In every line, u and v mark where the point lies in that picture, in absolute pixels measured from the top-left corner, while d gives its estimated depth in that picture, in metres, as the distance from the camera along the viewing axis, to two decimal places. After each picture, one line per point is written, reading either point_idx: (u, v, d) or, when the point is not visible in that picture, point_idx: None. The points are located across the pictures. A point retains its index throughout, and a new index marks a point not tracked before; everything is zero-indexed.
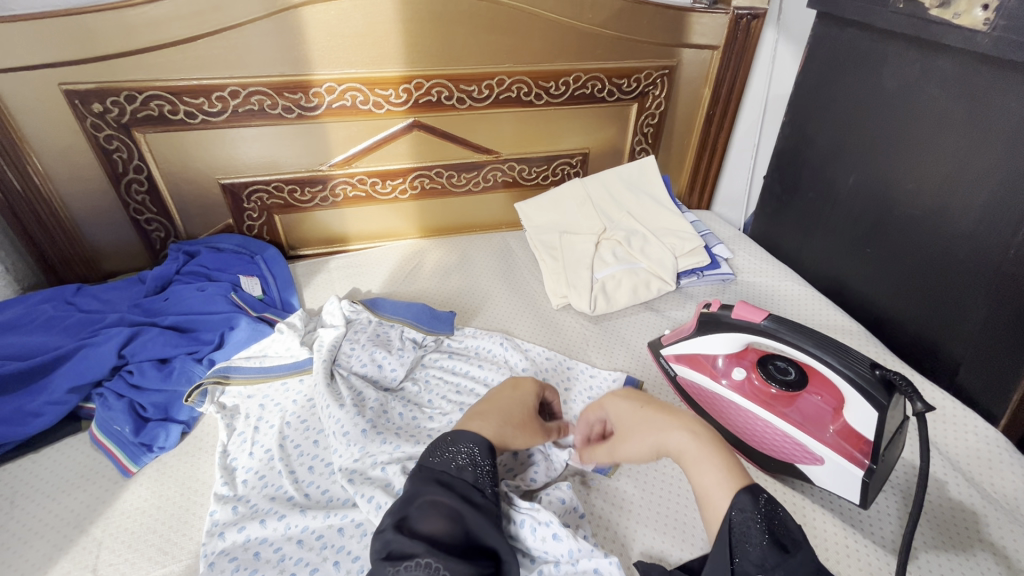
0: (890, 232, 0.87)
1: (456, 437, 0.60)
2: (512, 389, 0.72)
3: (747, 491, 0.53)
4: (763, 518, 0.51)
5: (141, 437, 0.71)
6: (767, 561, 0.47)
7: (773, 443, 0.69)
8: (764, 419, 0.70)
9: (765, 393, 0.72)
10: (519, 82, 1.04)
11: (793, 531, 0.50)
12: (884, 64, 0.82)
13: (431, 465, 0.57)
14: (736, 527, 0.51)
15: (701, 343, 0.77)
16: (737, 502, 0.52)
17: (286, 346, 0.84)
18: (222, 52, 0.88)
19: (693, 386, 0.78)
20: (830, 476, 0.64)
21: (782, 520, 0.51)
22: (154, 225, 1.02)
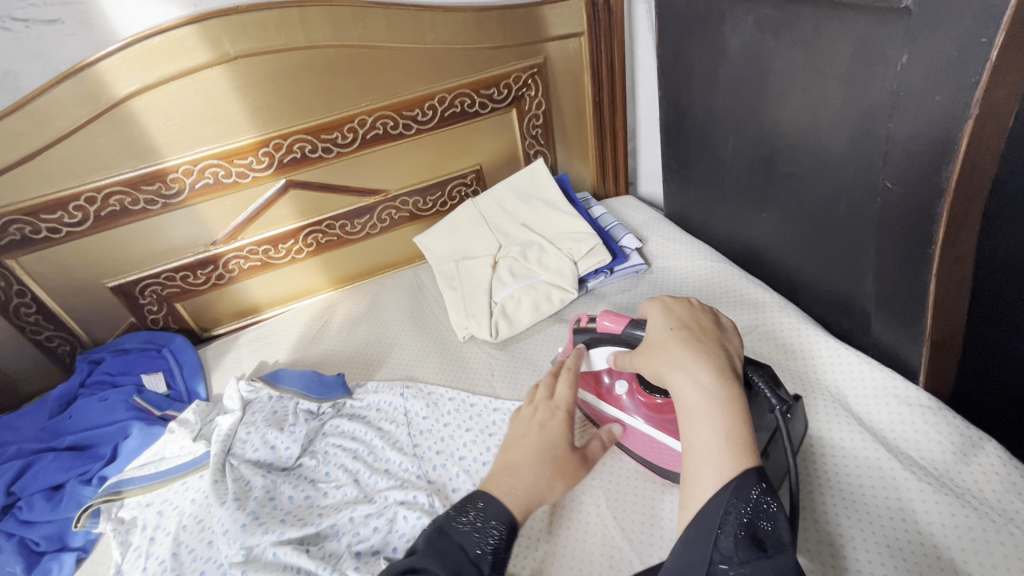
0: (778, 193, 0.80)
1: (489, 508, 0.53)
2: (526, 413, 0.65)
3: (750, 471, 0.45)
4: (751, 510, 0.44)
5: (34, 573, 0.70)
6: (739, 556, 0.42)
7: (666, 459, 0.66)
8: (651, 435, 0.67)
9: (648, 404, 0.68)
10: (382, 118, 1.01)
11: (782, 530, 0.44)
12: (722, 21, 0.76)
13: (451, 533, 0.51)
14: (718, 518, 0.44)
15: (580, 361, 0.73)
16: (739, 483, 0.45)
17: (180, 445, 0.82)
18: (65, 163, 0.87)
19: (588, 408, 0.75)
20: None
21: (773, 515, 0.44)
22: (56, 340, 1.02)
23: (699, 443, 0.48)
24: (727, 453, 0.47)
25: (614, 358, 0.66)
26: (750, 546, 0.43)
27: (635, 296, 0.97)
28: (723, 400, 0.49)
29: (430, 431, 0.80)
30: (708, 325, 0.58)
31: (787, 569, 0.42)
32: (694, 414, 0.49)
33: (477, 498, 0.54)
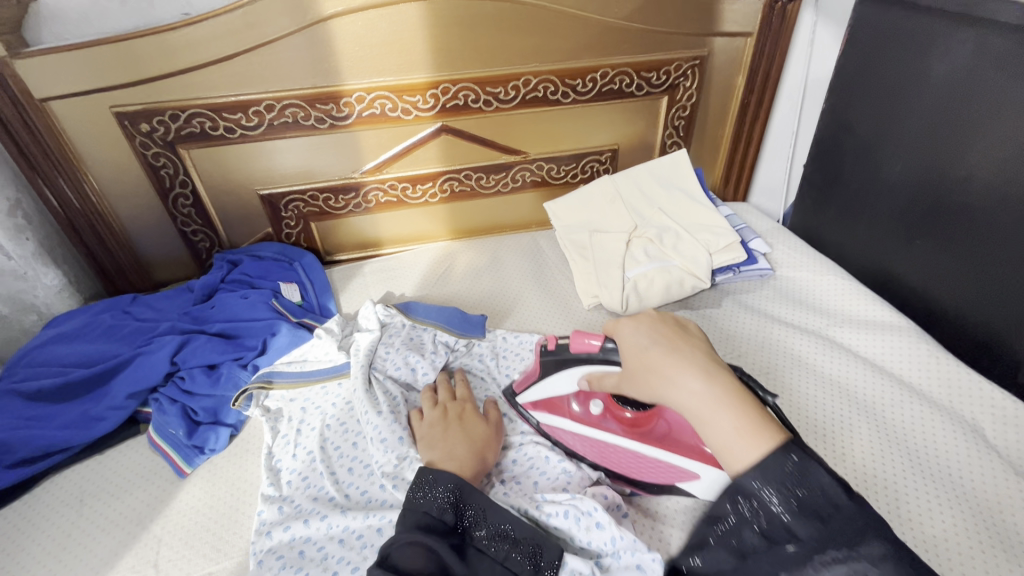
0: (944, 221, 0.82)
1: (442, 477, 0.60)
2: (451, 423, 0.71)
3: (776, 449, 0.50)
4: (789, 480, 0.48)
5: (193, 439, 0.75)
6: (796, 529, 0.46)
7: (649, 472, 0.68)
8: (632, 449, 0.69)
9: (622, 420, 0.71)
10: (545, 81, 1.03)
11: (828, 491, 0.47)
12: (931, 45, 0.79)
13: (415, 506, 0.58)
14: (758, 493, 0.49)
15: (550, 386, 0.75)
16: (766, 463, 0.49)
17: (324, 350, 0.87)
18: (256, 68, 0.91)
19: (553, 433, 0.74)
20: (704, 487, 0.66)
21: (812, 480, 0.48)
22: (200, 235, 1.07)
23: (726, 439, 0.52)
24: (761, 437, 0.51)
25: (588, 378, 0.73)
26: (807, 517, 0.46)
27: (761, 296, 1.00)
28: (723, 398, 0.55)
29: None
30: (681, 329, 0.65)
31: (848, 531, 0.45)
32: (704, 416, 0.55)
33: (426, 472, 0.61)
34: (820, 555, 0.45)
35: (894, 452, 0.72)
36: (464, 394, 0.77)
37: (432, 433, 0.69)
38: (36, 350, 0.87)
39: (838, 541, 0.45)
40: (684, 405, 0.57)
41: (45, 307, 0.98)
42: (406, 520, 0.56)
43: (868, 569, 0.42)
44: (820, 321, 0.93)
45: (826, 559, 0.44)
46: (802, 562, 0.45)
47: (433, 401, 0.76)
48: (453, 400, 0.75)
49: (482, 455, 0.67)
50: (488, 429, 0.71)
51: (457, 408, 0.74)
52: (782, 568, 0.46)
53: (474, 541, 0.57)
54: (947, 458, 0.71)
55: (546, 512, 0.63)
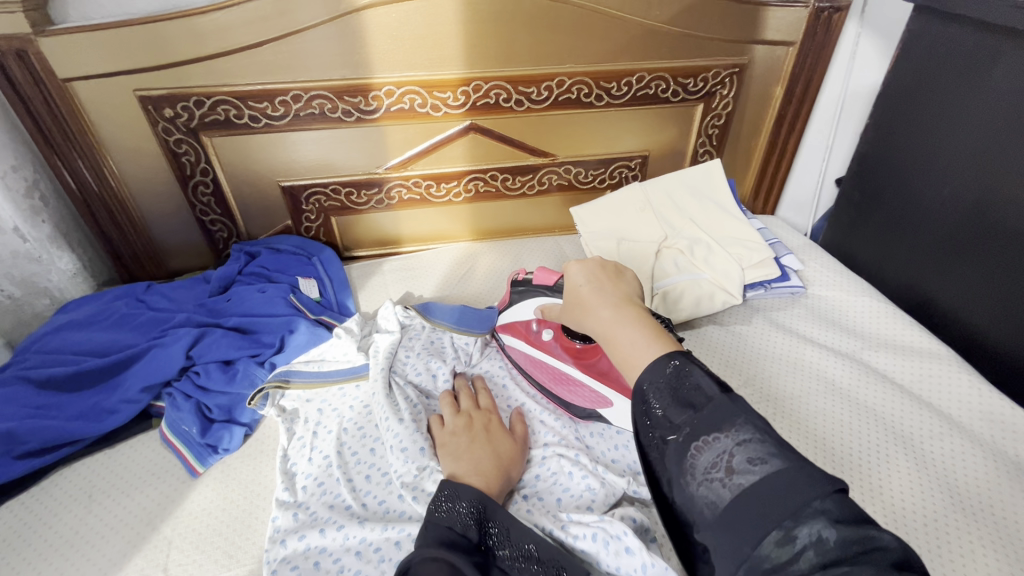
0: (993, 247, 0.79)
1: (461, 492, 0.58)
2: (474, 433, 0.68)
3: (660, 354, 0.49)
4: (671, 375, 0.47)
5: (206, 438, 0.73)
6: (672, 419, 0.44)
7: (579, 397, 0.76)
8: (570, 373, 0.77)
9: (569, 349, 0.78)
10: (579, 83, 1.00)
11: (705, 384, 0.45)
12: (992, 64, 0.75)
13: (435, 520, 0.55)
14: (644, 392, 0.47)
15: (517, 310, 0.84)
16: (651, 368, 0.48)
17: (343, 350, 0.84)
18: (285, 57, 0.89)
19: (514, 352, 0.84)
20: (617, 415, 0.72)
21: (692, 373, 0.46)
22: (218, 225, 1.05)
23: (627, 353, 0.51)
24: (657, 345, 0.51)
25: (541, 308, 0.79)
26: (682, 407, 0.44)
27: (792, 315, 0.96)
28: (628, 318, 0.54)
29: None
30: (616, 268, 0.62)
31: (720, 416, 0.43)
32: (608, 335, 0.54)
33: (447, 486, 0.59)
34: (696, 442, 0.42)
35: (933, 487, 0.69)
36: (489, 404, 0.74)
37: (457, 444, 0.67)
38: (48, 336, 0.85)
39: (710, 425, 0.42)
40: (595, 330, 0.56)
41: (58, 292, 0.96)
42: (425, 534, 0.53)
43: (735, 447, 0.40)
44: (853, 344, 0.90)
45: (700, 445, 0.42)
46: (682, 452, 0.42)
47: (456, 408, 0.73)
48: (478, 409, 0.73)
49: (507, 473, 0.64)
50: (514, 446, 0.68)
51: (482, 418, 0.71)
52: (672, 465, 0.43)
53: (498, 561, 0.54)
54: (990, 496, 0.68)
55: (572, 533, 0.60)
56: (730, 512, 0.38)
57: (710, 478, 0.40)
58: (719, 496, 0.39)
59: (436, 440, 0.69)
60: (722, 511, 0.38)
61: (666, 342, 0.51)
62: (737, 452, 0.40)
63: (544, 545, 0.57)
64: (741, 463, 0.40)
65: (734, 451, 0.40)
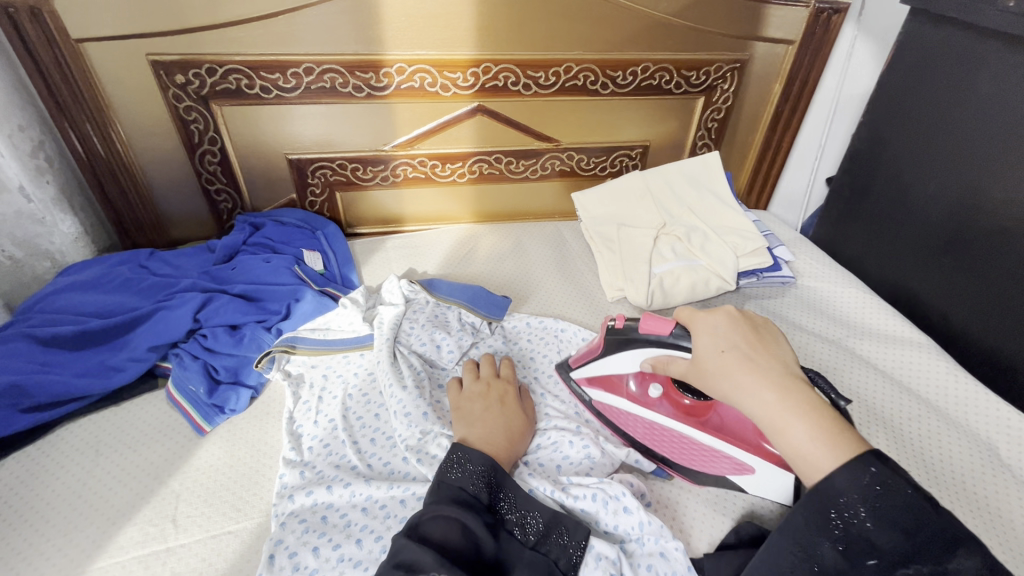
0: (972, 242, 0.83)
1: (473, 457, 0.60)
2: (492, 406, 0.70)
3: (858, 460, 0.45)
4: (869, 496, 0.44)
5: (213, 398, 0.74)
6: (880, 541, 0.44)
7: (699, 458, 0.69)
8: (691, 437, 0.68)
9: (680, 405, 0.70)
10: (586, 70, 1.03)
11: (913, 502, 0.44)
12: (980, 67, 0.80)
13: (449, 481, 0.57)
14: (835, 507, 0.45)
15: (610, 363, 0.73)
16: (847, 480, 0.45)
17: (349, 320, 0.86)
18: (299, 29, 0.90)
19: (610, 409, 0.74)
20: (758, 482, 0.65)
21: (897, 489, 0.44)
22: (223, 195, 1.06)
23: (805, 449, 0.48)
24: (839, 450, 0.47)
25: (652, 362, 0.68)
26: (892, 531, 0.43)
27: (783, 303, 1.00)
28: (796, 406, 0.51)
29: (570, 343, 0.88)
30: (760, 333, 0.59)
31: (935, 540, 0.43)
32: (777, 425, 0.51)
33: (457, 451, 0.61)
34: (905, 569, 0.43)
35: (909, 463, 0.73)
36: (509, 375, 0.76)
37: (472, 410, 0.69)
38: (51, 296, 0.85)
39: (924, 556, 0.42)
40: (755, 413, 0.53)
41: (59, 255, 0.96)
42: (437, 492, 0.56)
43: None
44: (839, 331, 0.94)
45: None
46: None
47: (475, 376, 0.75)
48: (497, 379, 0.75)
49: (516, 443, 0.66)
50: (525, 420, 0.71)
51: (500, 388, 0.73)
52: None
53: (505, 524, 0.57)
54: (958, 472, 0.73)
55: (573, 494, 0.63)
56: None
57: None
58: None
59: (453, 404, 0.72)
60: None
61: (847, 437, 0.48)
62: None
63: (548, 512, 0.59)
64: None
65: None
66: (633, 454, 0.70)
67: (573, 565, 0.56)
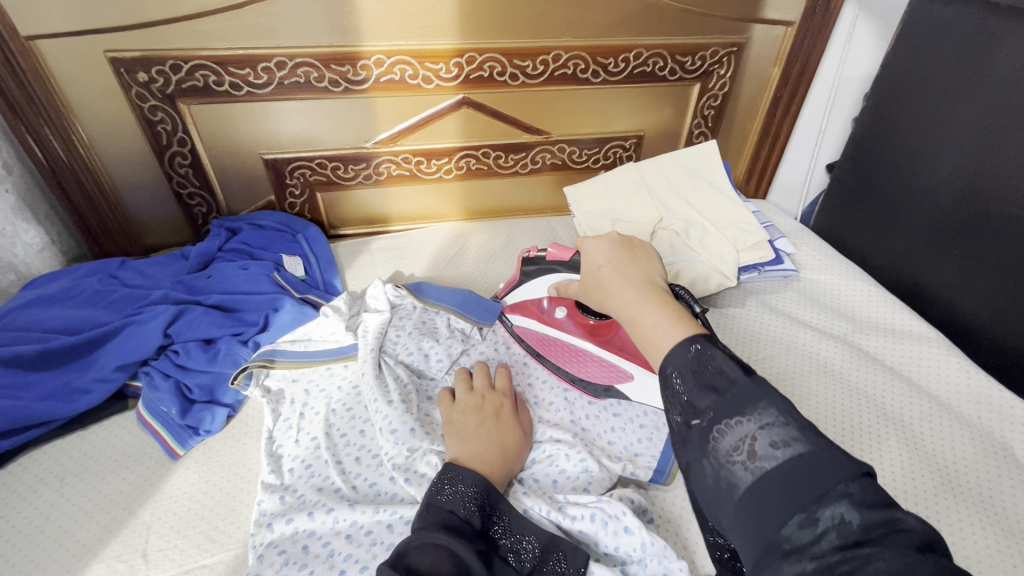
0: (987, 232, 0.79)
1: (464, 478, 0.56)
2: (487, 418, 0.66)
3: (681, 338, 0.48)
4: (693, 363, 0.45)
5: (187, 419, 0.70)
6: (696, 402, 0.43)
7: (595, 371, 0.75)
8: (588, 350, 0.76)
9: (583, 325, 0.77)
10: (576, 58, 0.97)
11: (728, 367, 0.43)
12: (994, 44, 0.75)
13: (438, 503, 0.53)
14: (668, 380, 0.46)
15: (528, 289, 0.81)
16: (671, 355, 0.47)
17: (331, 330, 0.81)
18: (268, 20, 0.84)
19: (525, 332, 0.82)
20: (640, 390, 0.71)
21: (715, 355, 0.45)
22: (197, 199, 1.00)
23: (652, 329, 0.51)
24: None
25: (555, 287, 0.77)
26: (704, 391, 0.43)
27: (786, 299, 0.96)
28: (651, 297, 0.54)
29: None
30: (636, 248, 0.62)
31: (747, 397, 0.41)
32: (631, 317, 0.53)
33: (449, 470, 0.57)
34: (720, 425, 0.41)
35: (924, 468, 0.70)
36: (505, 386, 0.72)
37: (465, 425, 0.65)
38: (14, 313, 0.80)
39: (732, 409, 0.41)
40: (617, 309, 0.56)
41: (24, 267, 0.91)
42: (425, 517, 0.52)
43: (758, 431, 0.39)
44: (844, 326, 0.90)
45: (722, 428, 0.41)
46: (705, 437, 0.42)
47: (469, 386, 0.71)
48: (492, 390, 0.71)
49: (510, 460, 0.62)
50: (521, 435, 0.66)
51: (495, 400, 0.69)
52: (695, 449, 0.42)
53: (498, 551, 0.53)
54: (974, 476, 0.69)
55: (570, 514, 0.59)
56: (749, 495, 0.38)
57: (731, 461, 0.39)
58: (742, 480, 0.38)
59: (445, 418, 0.67)
60: (743, 495, 0.38)
61: (687, 321, 0.50)
62: (760, 436, 0.39)
63: (544, 535, 0.56)
64: (764, 447, 0.38)
65: (758, 435, 0.39)
66: (630, 470, 0.67)
67: None
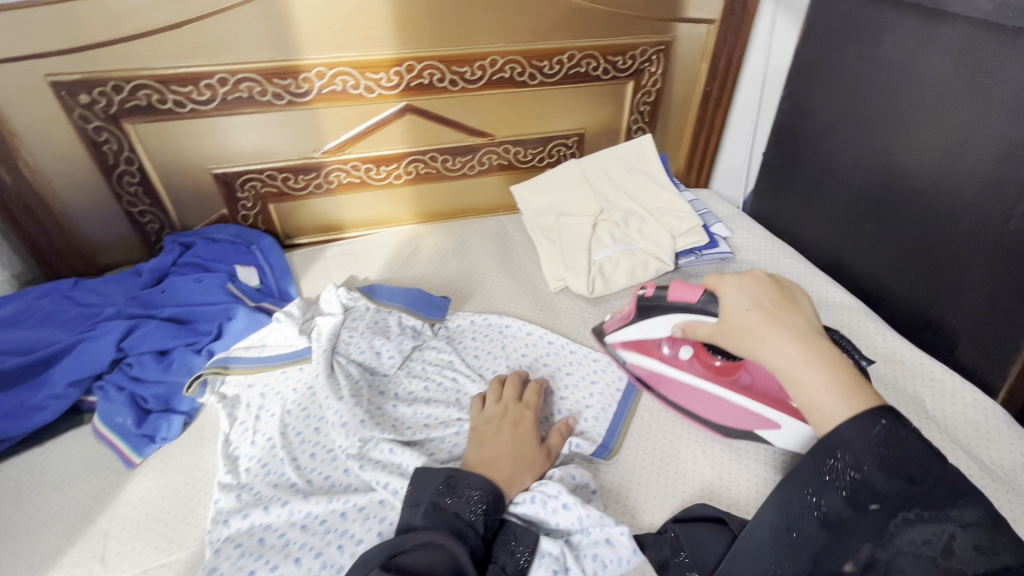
0: (892, 205, 0.86)
1: (475, 486, 0.60)
2: (507, 430, 0.69)
3: (865, 412, 0.46)
4: (878, 446, 0.45)
5: (142, 428, 0.72)
6: (883, 488, 0.44)
7: (729, 416, 0.73)
8: (718, 391, 0.74)
9: (710, 366, 0.76)
10: (512, 62, 1.02)
11: (924, 451, 0.45)
12: (883, 34, 0.82)
13: (444, 506, 0.57)
14: (842, 455, 0.45)
15: (643, 328, 0.79)
16: (855, 426, 0.45)
17: (284, 334, 0.84)
18: (207, 38, 0.87)
19: (641, 370, 0.81)
20: (782, 437, 0.69)
21: (907, 441, 0.45)
22: (148, 216, 1.02)
23: (819, 401, 0.48)
24: None
25: (681, 326, 0.73)
26: (895, 477, 0.44)
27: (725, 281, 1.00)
28: (816, 357, 0.51)
29: (514, 337, 0.88)
30: (783, 291, 0.59)
31: (944, 489, 0.43)
32: (793, 376, 0.51)
33: (454, 475, 0.61)
34: (906, 514, 0.43)
35: None
36: (532, 400, 0.74)
37: (483, 435, 0.68)
38: None
39: (925, 500, 0.43)
40: (774, 365, 0.53)
41: None
42: (433, 516, 0.55)
43: (957, 530, 0.42)
44: None
45: (912, 519, 0.43)
46: (882, 522, 0.43)
47: (497, 396, 0.74)
48: (517, 402, 0.73)
49: (522, 473, 0.65)
50: (542, 450, 0.68)
51: (517, 412, 0.72)
52: (867, 531, 0.43)
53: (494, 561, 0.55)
54: None
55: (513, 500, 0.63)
56: None
57: (919, 552, 0.42)
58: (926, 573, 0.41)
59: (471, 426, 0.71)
60: None
61: (860, 392, 0.48)
62: (958, 535, 0.42)
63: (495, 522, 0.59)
64: (962, 548, 0.41)
65: (957, 533, 0.42)
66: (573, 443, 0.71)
67: (520, 569, 0.55)
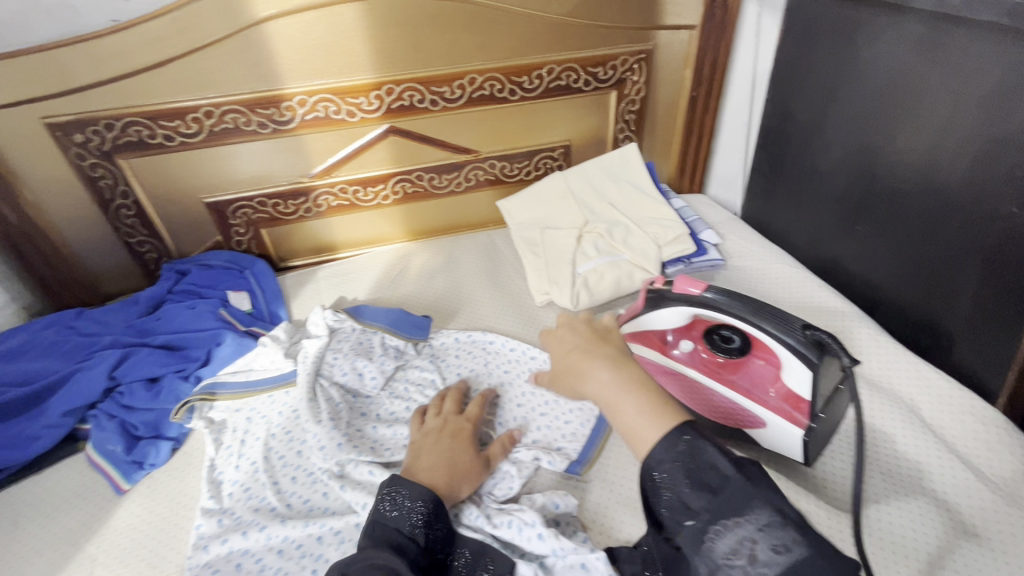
0: (880, 206, 0.83)
1: (413, 492, 0.59)
2: (447, 441, 0.68)
3: (667, 430, 0.46)
4: (679, 466, 0.44)
5: (132, 454, 0.75)
6: (690, 503, 0.42)
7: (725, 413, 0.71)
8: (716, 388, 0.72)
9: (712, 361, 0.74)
10: (491, 79, 1.03)
11: (725, 464, 0.43)
12: (859, 33, 0.80)
13: (385, 521, 0.56)
14: (649, 475, 0.45)
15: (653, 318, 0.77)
16: (649, 452, 0.46)
17: (270, 358, 0.85)
18: (191, 74, 0.90)
19: (645, 362, 0.78)
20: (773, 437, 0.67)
21: (702, 457, 0.43)
22: (146, 246, 1.06)
23: (631, 422, 0.49)
24: None
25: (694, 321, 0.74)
26: (698, 490, 0.42)
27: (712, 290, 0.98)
28: (626, 383, 0.53)
29: (497, 353, 0.88)
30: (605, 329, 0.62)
31: (743, 497, 0.41)
32: (611, 405, 0.52)
33: (396, 483, 0.60)
34: (713, 528, 0.41)
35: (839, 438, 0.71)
36: (472, 414, 0.73)
37: (422, 445, 0.68)
38: None
39: (726, 509, 0.41)
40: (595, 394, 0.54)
41: None
42: (371, 533, 0.55)
43: (757, 536, 0.39)
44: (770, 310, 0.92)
45: (718, 531, 0.40)
46: (698, 538, 0.41)
47: (438, 411, 0.74)
48: (456, 416, 0.73)
49: (457, 482, 0.64)
50: (478, 460, 0.67)
51: (456, 425, 0.71)
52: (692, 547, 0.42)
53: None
54: (881, 440, 0.70)
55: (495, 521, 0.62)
56: None
57: (730, 565, 0.39)
58: None
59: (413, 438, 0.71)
60: None
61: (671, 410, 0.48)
62: (758, 539, 0.39)
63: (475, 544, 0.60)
64: (766, 553, 0.38)
65: (757, 539, 0.39)
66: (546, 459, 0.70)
67: None
